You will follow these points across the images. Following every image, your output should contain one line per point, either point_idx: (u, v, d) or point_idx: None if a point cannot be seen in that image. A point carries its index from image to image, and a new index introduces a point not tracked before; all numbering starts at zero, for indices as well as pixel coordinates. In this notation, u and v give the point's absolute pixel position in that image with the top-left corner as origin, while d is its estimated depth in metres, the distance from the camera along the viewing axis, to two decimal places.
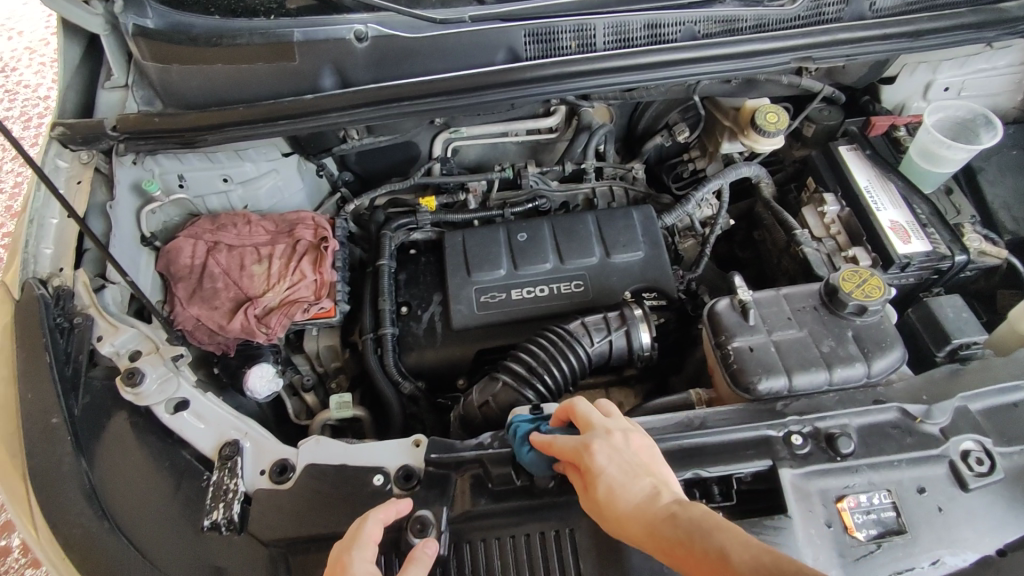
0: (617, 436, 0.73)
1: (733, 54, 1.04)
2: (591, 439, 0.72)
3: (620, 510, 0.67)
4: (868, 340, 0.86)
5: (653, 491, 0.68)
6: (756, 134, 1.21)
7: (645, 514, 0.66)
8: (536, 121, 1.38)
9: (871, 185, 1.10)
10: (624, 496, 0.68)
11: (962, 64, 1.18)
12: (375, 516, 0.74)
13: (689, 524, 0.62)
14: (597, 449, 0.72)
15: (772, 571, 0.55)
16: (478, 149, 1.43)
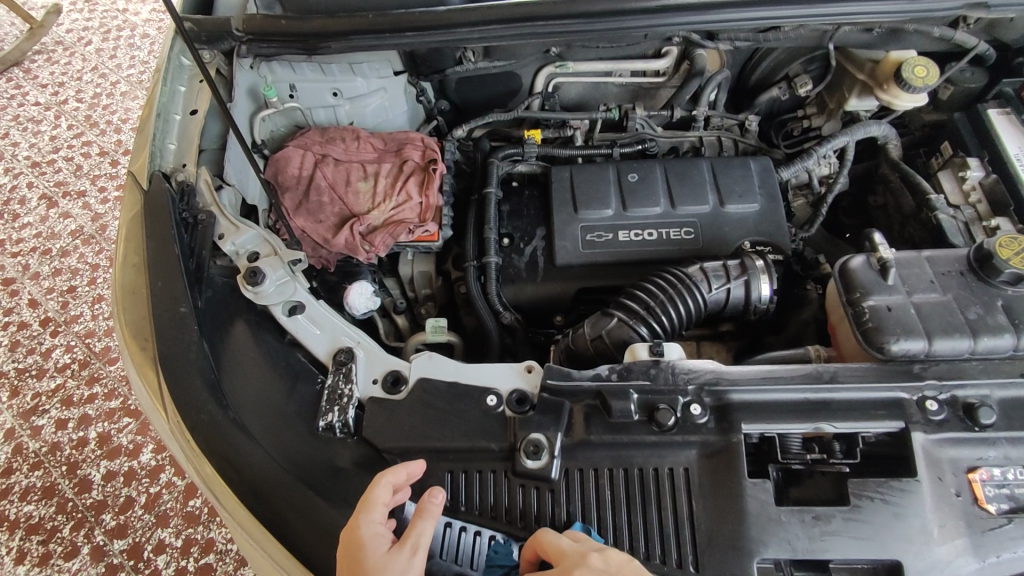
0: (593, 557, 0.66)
1: None
2: None
3: None
4: (1022, 312, 0.80)
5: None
6: (898, 90, 1.13)
7: None
8: (645, 63, 1.31)
9: (1023, 152, 1.03)
10: None
11: None
12: (382, 482, 0.72)
13: None
14: None
15: None
16: (580, 88, 1.37)
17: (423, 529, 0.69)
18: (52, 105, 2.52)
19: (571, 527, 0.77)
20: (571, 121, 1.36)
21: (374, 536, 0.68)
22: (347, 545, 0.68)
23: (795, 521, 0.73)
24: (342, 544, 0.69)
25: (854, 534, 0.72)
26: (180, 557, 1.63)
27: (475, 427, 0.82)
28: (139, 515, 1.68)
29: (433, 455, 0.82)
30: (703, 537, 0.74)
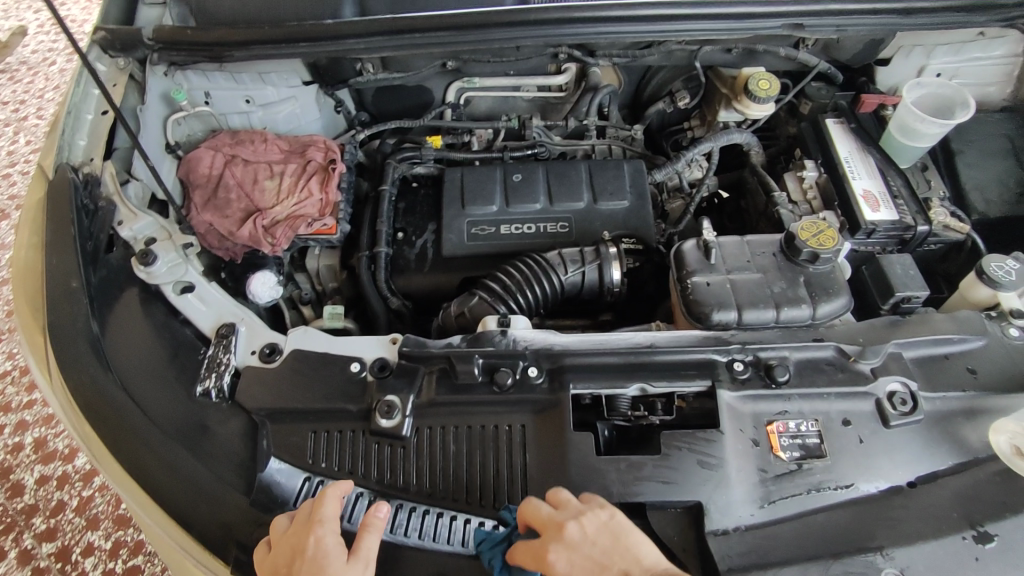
0: (572, 528, 0.69)
1: (729, 14, 1.10)
2: (546, 547, 0.68)
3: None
4: (817, 286, 0.93)
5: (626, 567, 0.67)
6: (747, 100, 1.27)
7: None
8: (547, 78, 1.45)
9: (851, 156, 1.18)
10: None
11: (957, 50, 1.25)
12: (330, 497, 0.75)
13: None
14: (555, 558, 0.68)
15: None
16: (489, 102, 1.50)
17: (372, 540, 0.72)
18: (11, 122, 2.59)
19: (420, 480, 0.85)
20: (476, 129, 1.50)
21: (334, 547, 0.71)
22: (309, 560, 0.70)
23: (611, 469, 0.82)
24: (301, 560, 0.71)
25: (662, 479, 0.82)
26: (109, 559, 1.62)
27: (339, 391, 0.90)
28: (69, 518, 1.67)
29: (297, 415, 0.90)
30: (533, 486, 0.83)
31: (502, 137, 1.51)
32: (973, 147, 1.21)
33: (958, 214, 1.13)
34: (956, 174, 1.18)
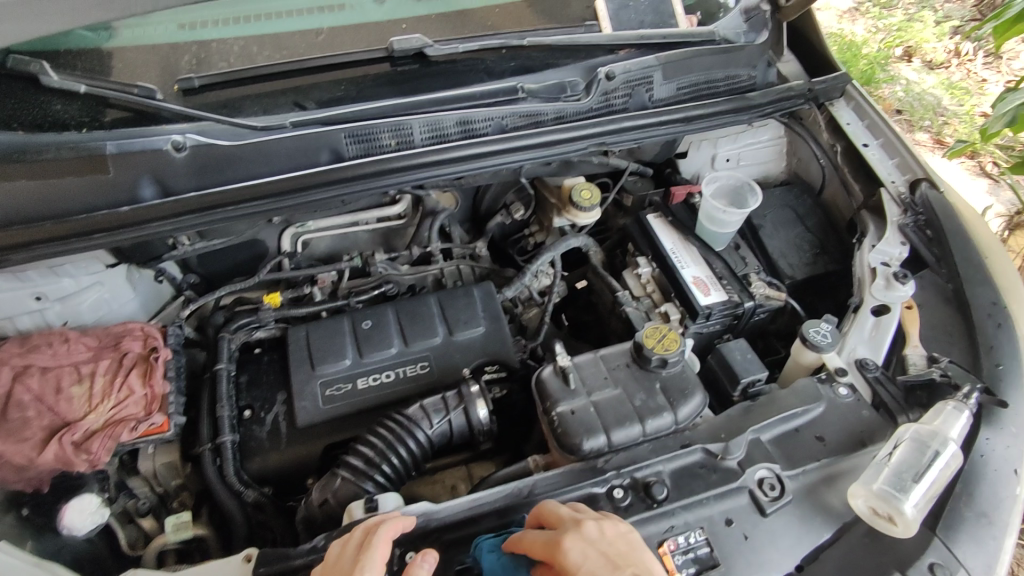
0: (590, 526, 0.75)
1: (532, 144, 1.20)
2: (563, 535, 0.73)
3: None
4: (673, 389, 0.96)
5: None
6: (575, 210, 1.33)
7: None
8: (384, 210, 1.44)
9: (676, 247, 1.28)
10: None
11: (735, 139, 1.44)
12: (382, 531, 0.76)
13: None
14: (569, 545, 0.72)
15: None
16: (329, 241, 1.45)
17: None
18: None
19: None
20: (317, 275, 1.42)
21: None
22: None
23: None
24: None
25: None
26: None
27: None
28: None
29: None
30: None
31: (347, 276, 1.45)
32: (770, 219, 1.36)
33: (775, 283, 1.24)
34: (763, 246, 1.32)
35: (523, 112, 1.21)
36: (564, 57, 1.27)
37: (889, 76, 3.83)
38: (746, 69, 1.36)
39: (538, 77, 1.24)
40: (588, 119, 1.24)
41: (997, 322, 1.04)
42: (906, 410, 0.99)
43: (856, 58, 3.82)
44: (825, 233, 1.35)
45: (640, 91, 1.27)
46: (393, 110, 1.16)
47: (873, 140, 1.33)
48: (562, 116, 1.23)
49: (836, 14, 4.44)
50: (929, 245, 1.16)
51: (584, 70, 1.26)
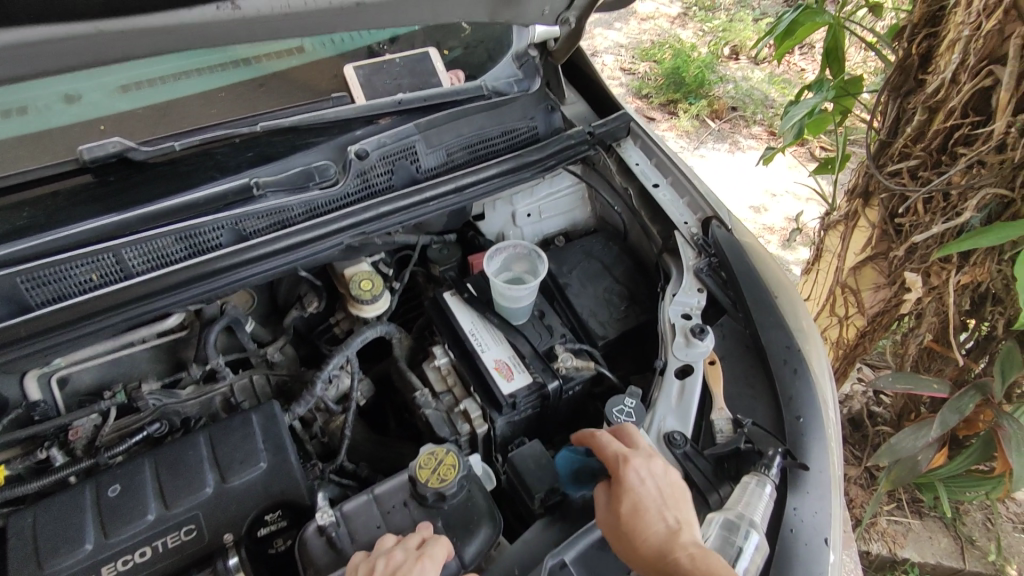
0: (636, 463, 0.82)
1: (278, 250, 1.02)
2: (626, 464, 0.82)
3: (649, 529, 0.76)
4: (457, 523, 0.86)
5: (672, 531, 0.76)
6: (356, 304, 1.19)
7: (660, 551, 0.75)
8: (153, 326, 1.20)
9: (475, 327, 1.15)
10: (648, 521, 0.77)
11: (531, 192, 1.36)
12: (438, 548, 0.77)
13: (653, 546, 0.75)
14: (631, 473, 0.81)
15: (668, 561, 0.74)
16: (92, 373, 1.21)
17: None
18: None
19: None
20: (72, 423, 1.16)
21: None
22: None
23: None
24: None
25: None
26: None
27: None
28: None
29: None
30: None
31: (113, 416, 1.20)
32: (576, 275, 1.27)
33: (583, 350, 1.15)
34: (571, 306, 1.22)
35: (263, 211, 1.03)
36: (312, 137, 1.12)
37: (720, 76, 4.00)
38: (524, 121, 1.27)
39: (278, 167, 1.07)
40: (344, 207, 1.09)
41: (792, 368, 0.99)
42: (714, 487, 0.91)
43: (687, 63, 3.95)
44: (634, 280, 1.27)
45: (404, 164, 1.14)
46: (92, 237, 0.94)
47: (662, 180, 1.28)
48: (312, 207, 1.07)
49: (667, 22, 4.63)
50: (723, 288, 1.11)
51: (335, 150, 1.11)
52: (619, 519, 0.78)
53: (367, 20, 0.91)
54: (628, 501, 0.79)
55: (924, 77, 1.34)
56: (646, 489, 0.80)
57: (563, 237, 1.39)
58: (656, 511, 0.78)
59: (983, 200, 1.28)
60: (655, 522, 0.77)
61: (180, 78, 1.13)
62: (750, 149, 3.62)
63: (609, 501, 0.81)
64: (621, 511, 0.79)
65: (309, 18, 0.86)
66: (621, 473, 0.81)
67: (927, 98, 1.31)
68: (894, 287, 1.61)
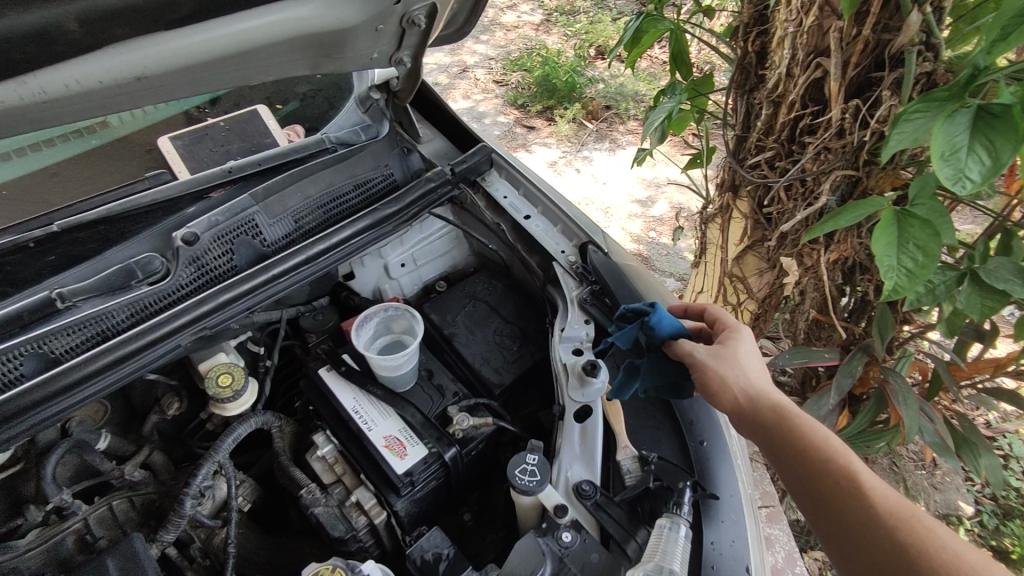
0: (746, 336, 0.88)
1: (99, 369, 0.86)
2: (739, 329, 0.88)
3: (745, 380, 0.81)
4: None
5: (767, 386, 0.82)
6: (217, 404, 1.03)
7: (744, 395, 0.80)
8: None
9: (359, 404, 1.05)
10: (747, 373, 0.82)
11: (400, 241, 1.26)
12: None
13: (744, 394, 0.81)
14: (746, 335, 0.88)
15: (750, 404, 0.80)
16: None
17: None
18: None
19: None
20: None
21: None
22: None
23: None
24: None
25: None
26: None
27: None
28: None
29: None
30: None
31: None
32: (462, 322, 1.19)
33: (480, 405, 1.07)
34: (460, 358, 1.15)
35: (75, 324, 0.87)
36: (128, 226, 0.97)
37: (589, 78, 4.09)
38: (378, 169, 1.18)
39: (85, 270, 0.91)
40: (178, 302, 0.95)
41: None
42: (629, 535, 0.86)
43: (555, 69, 4.01)
44: (524, 317, 1.21)
45: (245, 240, 1.02)
46: None
47: (533, 210, 1.23)
48: (138, 308, 0.92)
49: (531, 30, 4.69)
50: (609, 315, 1.08)
51: (159, 238, 0.97)
52: (721, 362, 0.84)
53: (156, 95, 0.78)
54: (738, 349, 0.85)
55: (763, 73, 1.40)
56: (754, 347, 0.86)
57: (444, 282, 1.31)
58: (760, 363, 0.84)
59: (835, 183, 1.34)
60: (757, 375, 0.83)
61: None
62: (628, 145, 3.71)
63: (711, 350, 0.86)
64: (714, 364, 0.84)
65: (78, 102, 0.72)
66: (731, 335, 0.87)
67: (770, 93, 1.36)
68: (774, 271, 1.66)
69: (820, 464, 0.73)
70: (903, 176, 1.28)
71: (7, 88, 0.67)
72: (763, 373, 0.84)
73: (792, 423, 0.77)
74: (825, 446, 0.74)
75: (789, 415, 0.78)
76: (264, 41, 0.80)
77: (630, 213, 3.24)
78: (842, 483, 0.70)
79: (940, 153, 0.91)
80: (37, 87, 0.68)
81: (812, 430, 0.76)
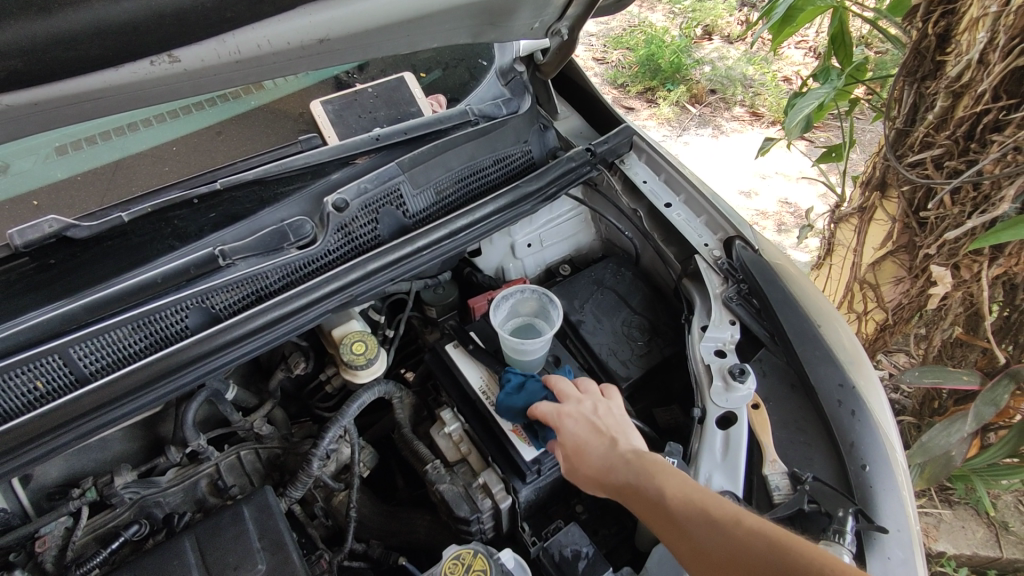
0: (570, 412, 0.85)
1: (254, 328, 0.88)
2: (559, 415, 0.85)
3: (585, 464, 0.81)
4: None
5: (611, 452, 0.80)
6: (350, 370, 1.03)
7: (586, 479, 0.81)
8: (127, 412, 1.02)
9: (485, 384, 1.03)
10: (583, 457, 0.81)
11: (529, 221, 1.22)
12: None
13: (589, 478, 0.81)
14: (567, 420, 0.85)
15: (594, 481, 0.80)
16: (62, 465, 1.04)
17: None
18: None
19: None
20: (40, 529, 0.99)
21: None
22: None
23: None
24: None
25: None
26: None
27: None
28: None
29: None
30: None
31: (86, 517, 1.03)
32: (589, 310, 1.15)
33: None
34: (587, 346, 1.10)
35: (234, 282, 0.89)
36: (283, 188, 0.99)
37: (696, 59, 3.89)
38: (517, 145, 1.15)
39: (245, 229, 0.93)
40: (325, 268, 0.96)
41: (850, 410, 0.89)
42: None
43: (660, 49, 3.84)
44: (653, 310, 1.15)
45: (390, 210, 1.01)
46: (43, 335, 0.80)
47: (675, 198, 1.16)
48: (289, 271, 0.94)
49: (636, 6, 4.50)
50: (758, 318, 1.00)
51: (310, 202, 0.98)
52: (566, 457, 0.83)
53: (335, 58, 0.78)
54: (568, 446, 0.83)
55: (944, 59, 1.23)
56: (580, 426, 0.84)
57: (568, 265, 1.27)
58: (588, 442, 0.81)
59: (1019, 189, 1.19)
60: (593, 452, 0.81)
61: (135, 128, 0.98)
62: (734, 132, 3.51)
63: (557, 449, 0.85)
64: (561, 460, 0.84)
65: (267, 63, 0.73)
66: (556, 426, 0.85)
67: (950, 83, 1.21)
68: (918, 280, 1.51)
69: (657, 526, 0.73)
70: None
71: (209, 47, 0.69)
72: (597, 446, 0.81)
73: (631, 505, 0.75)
74: (651, 508, 0.73)
75: (623, 486, 0.77)
76: (442, 6, 0.78)
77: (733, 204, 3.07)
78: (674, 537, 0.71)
79: None
80: (234, 46, 0.70)
81: (641, 496, 0.75)
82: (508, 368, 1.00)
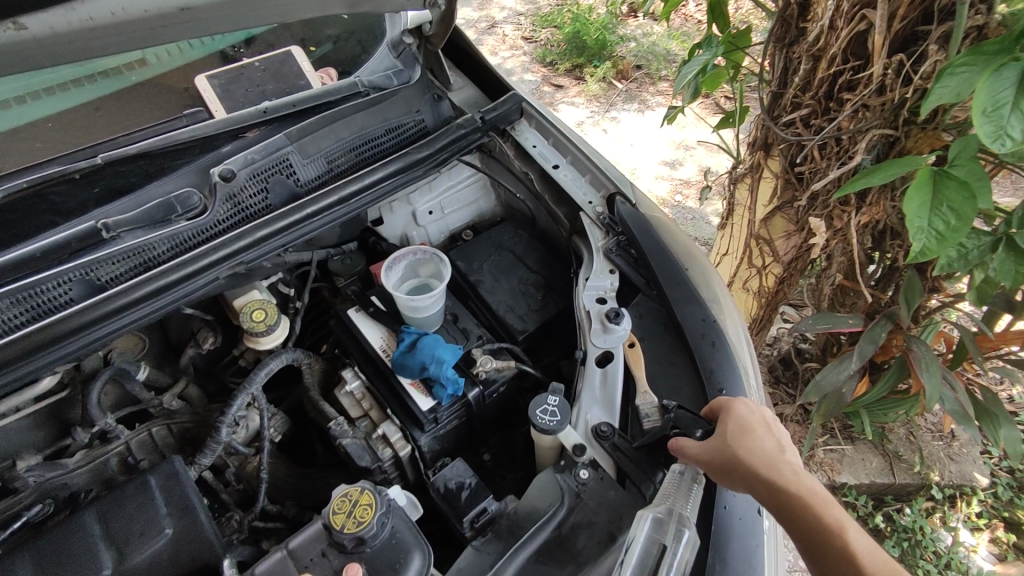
0: (741, 405, 0.88)
1: (141, 296, 0.90)
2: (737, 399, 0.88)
3: (757, 457, 0.82)
4: (383, 566, 0.78)
5: (776, 455, 0.83)
6: (252, 338, 1.07)
7: (749, 476, 0.81)
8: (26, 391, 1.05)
9: (385, 344, 1.08)
10: (754, 452, 0.82)
11: (429, 189, 1.27)
12: None
13: (745, 476, 0.81)
14: (742, 407, 0.87)
15: (755, 481, 0.80)
16: None
17: None
18: None
19: None
20: None
21: None
22: None
23: None
24: None
25: None
26: None
27: None
28: None
29: None
30: None
31: None
32: (487, 270, 1.21)
33: (503, 350, 1.09)
34: (485, 304, 1.17)
35: (119, 254, 0.91)
36: (168, 161, 1.00)
37: (621, 35, 3.98)
38: (409, 115, 1.20)
39: (129, 203, 0.95)
40: (214, 237, 0.99)
41: (711, 341, 0.99)
42: (647, 477, 0.89)
43: (585, 26, 3.91)
44: (548, 267, 1.23)
45: (279, 179, 1.04)
46: None
47: (562, 160, 1.24)
48: (178, 242, 0.96)
49: None
50: (635, 266, 1.09)
51: (197, 174, 1.00)
52: (730, 442, 0.84)
53: (199, 28, 0.80)
54: (740, 432, 0.84)
55: (805, 25, 1.35)
56: (757, 416, 0.86)
57: (470, 230, 1.33)
58: (764, 432, 0.84)
59: (872, 141, 1.31)
60: (761, 445, 0.83)
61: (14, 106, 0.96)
62: (658, 106, 3.63)
63: (717, 438, 0.85)
64: (719, 447, 0.84)
65: (127, 30, 0.75)
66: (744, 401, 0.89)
67: (810, 47, 1.33)
68: (802, 233, 1.64)
69: (822, 539, 0.75)
70: (943, 137, 1.25)
71: (56, 15, 0.71)
72: (768, 444, 0.84)
73: (797, 499, 0.78)
74: (822, 520, 0.76)
75: (793, 494, 0.78)
76: None
77: (657, 175, 3.20)
78: (842, 550, 0.74)
79: (983, 109, 0.88)
80: (86, 13, 0.72)
81: (818, 509, 0.77)
82: (406, 326, 1.07)
